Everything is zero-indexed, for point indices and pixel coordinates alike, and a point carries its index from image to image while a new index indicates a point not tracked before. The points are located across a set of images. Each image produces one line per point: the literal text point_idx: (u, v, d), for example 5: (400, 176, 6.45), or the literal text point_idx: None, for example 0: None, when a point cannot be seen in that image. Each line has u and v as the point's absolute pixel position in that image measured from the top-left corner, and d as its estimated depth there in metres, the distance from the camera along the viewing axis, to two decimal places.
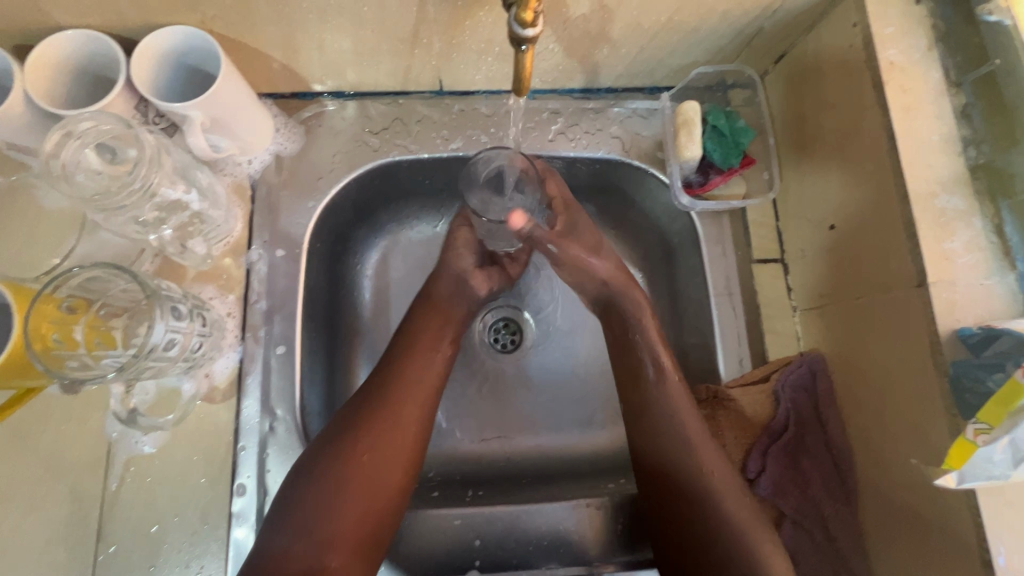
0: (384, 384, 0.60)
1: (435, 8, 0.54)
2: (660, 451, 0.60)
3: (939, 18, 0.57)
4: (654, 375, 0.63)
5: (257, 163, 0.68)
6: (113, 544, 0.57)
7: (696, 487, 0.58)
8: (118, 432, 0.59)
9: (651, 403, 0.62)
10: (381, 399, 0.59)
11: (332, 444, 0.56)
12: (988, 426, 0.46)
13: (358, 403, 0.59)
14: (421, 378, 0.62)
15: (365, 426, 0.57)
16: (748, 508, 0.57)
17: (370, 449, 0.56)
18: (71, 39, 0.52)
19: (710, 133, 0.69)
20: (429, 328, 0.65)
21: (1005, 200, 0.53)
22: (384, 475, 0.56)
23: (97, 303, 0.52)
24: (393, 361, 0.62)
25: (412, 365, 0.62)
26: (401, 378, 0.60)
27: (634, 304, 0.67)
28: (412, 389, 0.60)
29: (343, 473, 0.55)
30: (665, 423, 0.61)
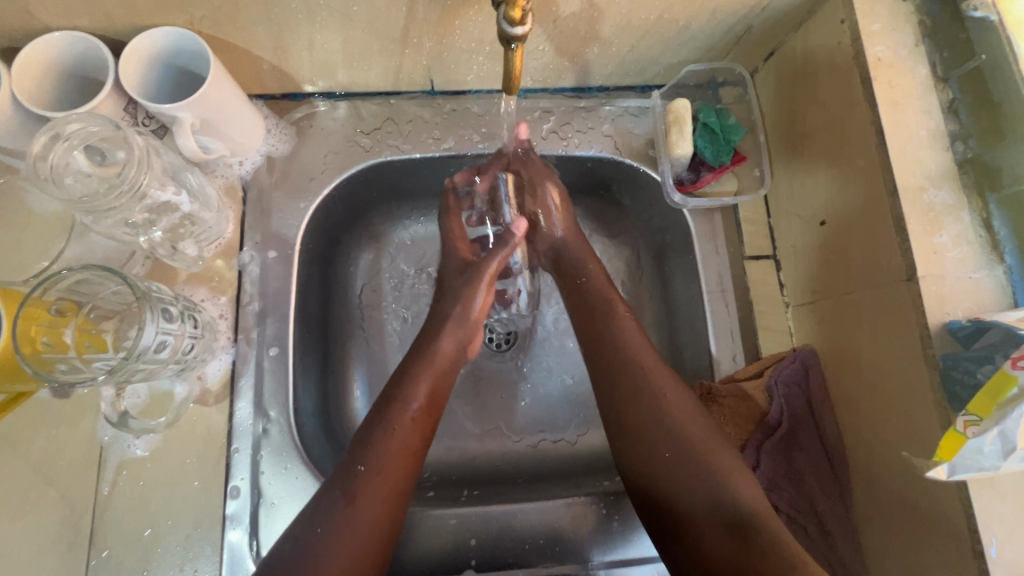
0: (354, 488, 0.50)
1: (425, 7, 0.54)
2: (654, 444, 0.55)
3: (926, 15, 0.58)
4: (643, 365, 0.58)
5: (249, 164, 0.68)
6: (106, 549, 0.57)
7: (696, 478, 0.52)
8: (110, 437, 0.59)
9: (609, 338, 0.61)
10: (350, 507, 0.50)
11: (286, 569, 0.46)
12: (978, 418, 0.46)
13: (320, 517, 0.49)
14: (397, 471, 0.52)
15: (330, 543, 0.48)
16: (712, 441, 0.54)
17: (336, 574, 0.47)
18: (60, 41, 0.52)
19: (700, 131, 0.69)
20: (403, 416, 0.55)
21: (993, 195, 0.53)
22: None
23: (87, 306, 0.52)
24: (364, 458, 0.52)
25: (387, 464, 0.52)
26: (380, 453, 0.52)
27: (578, 257, 0.68)
28: (387, 488, 0.51)
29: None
30: (659, 415, 0.55)
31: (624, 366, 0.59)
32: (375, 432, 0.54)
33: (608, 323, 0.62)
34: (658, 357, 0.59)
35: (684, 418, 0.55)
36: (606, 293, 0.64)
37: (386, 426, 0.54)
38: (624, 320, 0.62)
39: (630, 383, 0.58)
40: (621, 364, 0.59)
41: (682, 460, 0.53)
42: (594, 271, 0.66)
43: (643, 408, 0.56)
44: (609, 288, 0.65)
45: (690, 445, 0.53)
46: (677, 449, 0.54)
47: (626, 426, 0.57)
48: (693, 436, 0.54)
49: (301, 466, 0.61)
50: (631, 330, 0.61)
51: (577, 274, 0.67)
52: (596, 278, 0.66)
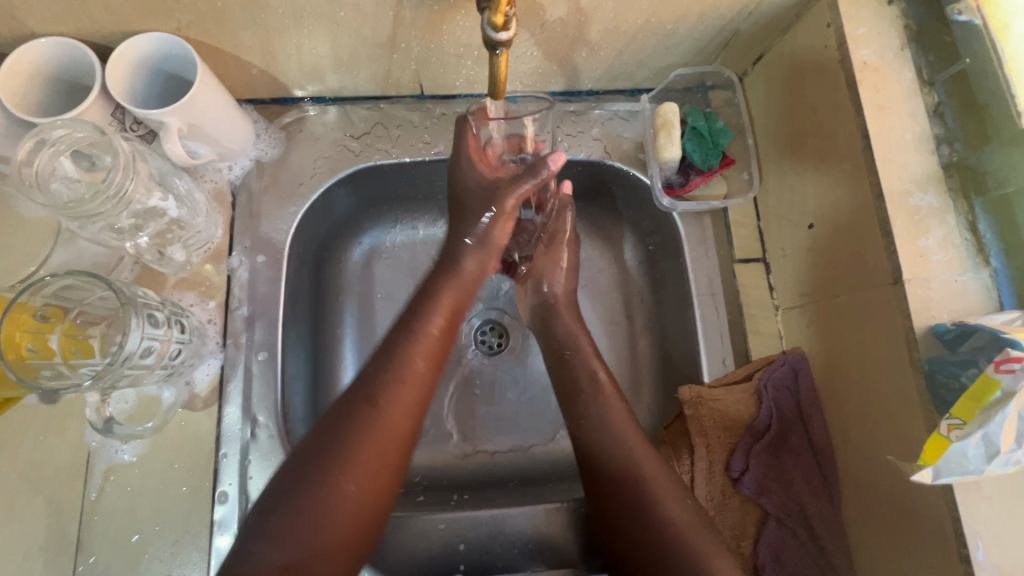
0: (377, 390, 0.52)
1: (412, 12, 0.55)
2: (637, 528, 0.53)
3: (911, 19, 0.58)
4: (624, 440, 0.58)
5: (238, 169, 0.68)
6: (93, 555, 0.57)
7: (678, 558, 0.50)
8: (97, 442, 0.59)
9: (592, 417, 0.61)
10: (374, 408, 0.51)
11: (309, 463, 0.48)
12: (962, 421, 0.46)
13: (346, 416, 0.50)
14: (420, 380, 0.54)
15: (354, 442, 0.49)
16: (695, 522, 0.52)
17: (358, 468, 0.49)
18: (47, 47, 0.52)
19: (689, 134, 0.69)
20: (425, 332, 0.56)
21: (978, 198, 0.53)
22: (371, 493, 0.49)
23: (74, 312, 0.52)
24: (387, 365, 0.54)
25: (412, 371, 0.54)
26: (403, 364, 0.54)
27: (567, 325, 0.68)
28: (409, 395, 0.53)
29: (323, 495, 0.47)
30: (639, 500, 0.54)
31: (606, 448, 0.58)
32: (400, 341, 0.55)
33: (592, 401, 0.62)
34: (643, 437, 0.59)
35: (670, 499, 0.54)
36: (587, 364, 0.65)
37: (412, 336, 0.56)
38: (609, 399, 0.62)
39: (611, 466, 0.57)
40: (603, 435, 0.59)
41: (665, 542, 0.52)
42: (585, 348, 0.66)
43: (627, 490, 0.55)
44: (598, 366, 0.65)
45: (670, 525, 0.52)
46: (658, 533, 0.52)
47: (611, 505, 0.56)
48: (676, 517, 0.52)
49: None
50: (616, 410, 0.61)
51: (564, 345, 0.67)
52: (588, 356, 0.66)
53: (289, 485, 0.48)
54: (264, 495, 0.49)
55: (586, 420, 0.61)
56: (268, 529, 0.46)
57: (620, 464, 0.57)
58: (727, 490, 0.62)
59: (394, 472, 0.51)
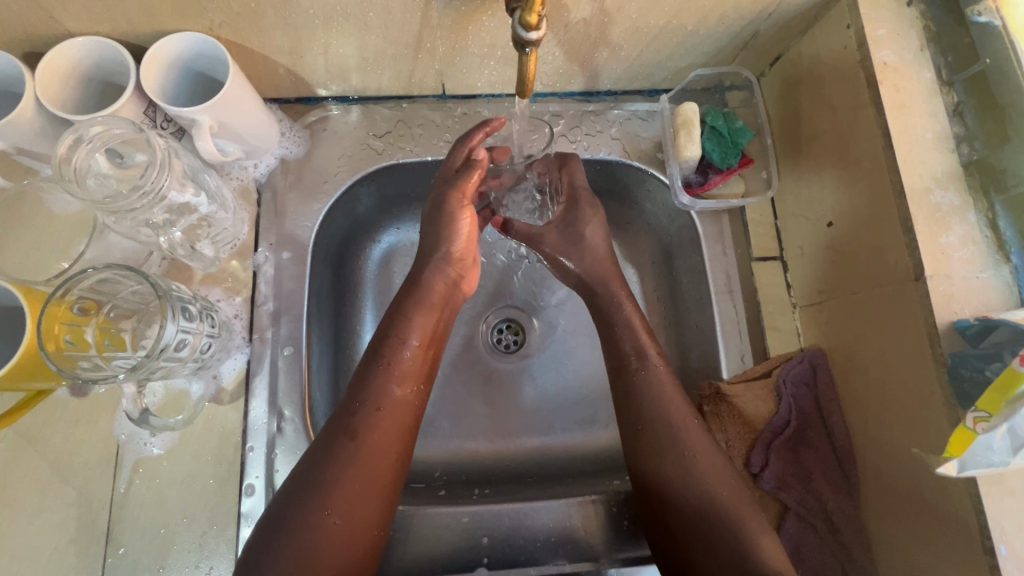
0: (354, 422, 0.53)
1: (440, 13, 0.56)
2: (677, 500, 0.56)
3: (930, 20, 0.59)
4: (672, 412, 0.59)
5: (263, 167, 0.69)
6: (122, 547, 0.57)
7: (724, 529, 0.53)
8: (126, 435, 0.59)
9: (636, 390, 0.61)
10: (352, 440, 0.52)
11: (295, 502, 0.50)
12: (988, 413, 0.46)
13: (325, 452, 0.52)
14: (399, 408, 0.54)
15: (333, 476, 0.51)
16: (738, 495, 0.55)
17: (340, 502, 0.50)
18: (83, 47, 0.53)
19: (708, 133, 0.70)
20: (398, 370, 0.56)
21: (999, 196, 0.54)
22: (357, 524, 0.50)
23: (107, 305, 0.53)
24: (361, 396, 0.54)
25: (383, 400, 0.54)
26: (374, 393, 0.54)
27: (613, 293, 0.67)
28: (388, 425, 0.54)
29: (310, 529, 0.49)
30: (688, 468, 0.56)
31: (654, 421, 0.59)
32: (372, 371, 0.56)
33: (640, 370, 0.62)
34: (690, 409, 0.60)
35: (713, 473, 0.56)
36: (638, 341, 0.64)
37: (386, 364, 0.56)
38: (662, 375, 0.62)
39: (659, 438, 0.58)
40: (652, 408, 0.60)
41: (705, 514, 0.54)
42: (632, 318, 0.65)
43: (679, 460, 0.57)
44: (649, 343, 0.64)
45: (721, 497, 0.55)
46: (705, 503, 0.55)
47: (655, 477, 0.58)
48: (728, 492, 0.55)
49: None
50: (670, 387, 0.61)
51: (611, 313, 0.66)
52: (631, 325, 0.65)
53: (278, 521, 0.49)
54: (256, 532, 0.50)
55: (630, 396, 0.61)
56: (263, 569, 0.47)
57: (665, 436, 0.58)
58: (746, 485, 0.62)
59: (384, 499, 0.53)
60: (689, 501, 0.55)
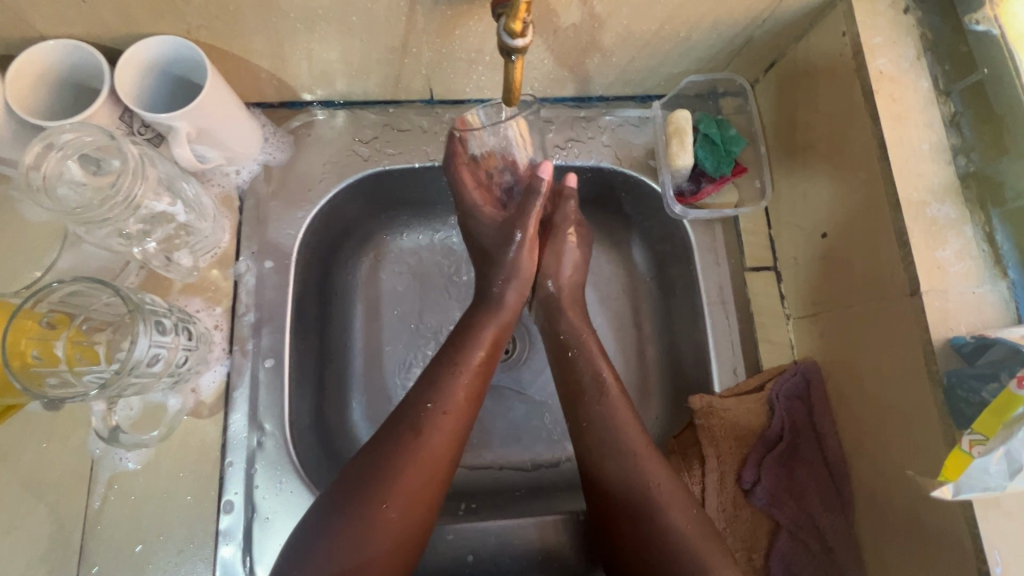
0: (421, 421, 0.53)
1: (424, 17, 0.54)
2: (641, 543, 0.54)
3: (927, 28, 0.57)
4: (642, 464, 0.57)
5: (246, 173, 0.68)
6: (95, 565, 0.56)
7: (664, 532, 0.53)
8: (101, 449, 0.57)
9: (597, 420, 0.59)
10: (417, 437, 0.52)
11: (352, 493, 0.50)
12: (984, 437, 0.45)
13: (388, 440, 0.52)
14: (462, 412, 0.55)
15: (393, 466, 0.51)
16: (699, 530, 0.54)
17: (397, 497, 0.50)
18: (54, 49, 0.51)
19: (701, 141, 0.68)
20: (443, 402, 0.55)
21: (996, 209, 0.53)
22: (410, 521, 0.50)
23: (80, 317, 0.51)
24: (433, 396, 0.55)
25: (438, 444, 0.53)
26: (447, 397, 0.55)
27: (573, 322, 0.66)
28: (451, 428, 0.54)
29: (362, 523, 0.48)
30: (648, 496, 0.55)
31: (628, 480, 0.56)
32: (443, 375, 0.57)
33: (599, 401, 0.60)
34: (649, 440, 0.59)
35: (674, 509, 0.55)
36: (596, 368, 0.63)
37: (450, 370, 0.57)
38: (630, 434, 0.58)
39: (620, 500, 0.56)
40: (620, 469, 0.57)
41: (666, 547, 0.53)
42: (611, 394, 0.61)
43: (612, 473, 0.57)
44: (629, 416, 0.60)
45: (654, 491, 0.55)
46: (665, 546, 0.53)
47: (621, 518, 0.55)
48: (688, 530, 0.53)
49: (296, 480, 0.60)
50: (637, 433, 0.58)
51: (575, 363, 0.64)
52: (612, 402, 0.60)
53: (347, 498, 0.49)
54: (305, 521, 0.50)
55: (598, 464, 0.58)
56: (308, 562, 0.47)
57: (620, 457, 0.57)
58: (738, 501, 0.61)
59: (434, 495, 0.53)
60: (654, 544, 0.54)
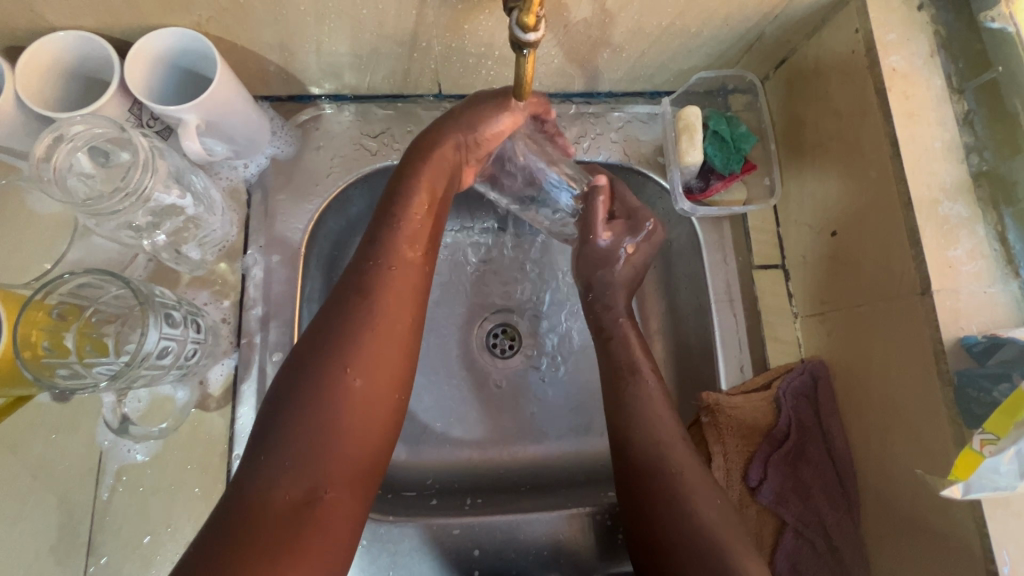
0: (367, 283, 0.51)
1: (434, 11, 0.54)
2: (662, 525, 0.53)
3: (941, 25, 0.57)
4: (670, 446, 0.57)
5: (254, 166, 0.67)
6: (104, 556, 0.56)
7: (693, 521, 0.52)
8: (110, 441, 0.58)
9: (624, 401, 0.61)
10: (365, 300, 0.50)
11: (300, 371, 0.47)
12: (995, 436, 0.45)
13: (335, 309, 0.50)
14: (410, 269, 0.53)
15: (344, 329, 0.48)
16: (729, 522, 0.52)
17: (360, 362, 0.47)
18: (64, 40, 0.51)
19: (710, 138, 0.68)
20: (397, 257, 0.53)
21: (1008, 208, 0.52)
22: (378, 390, 0.48)
23: (89, 309, 0.51)
24: (371, 255, 0.52)
25: (389, 295, 0.51)
26: (391, 253, 0.53)
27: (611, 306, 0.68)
28: (401, 283, 0.52)
29: (329, 395, 0.46)
30: (675, 482, 0.55)
31: (653, 458, 0.56)
32: (384, 233, 0.54)
33: (632, 385, 0.62)
34: (681, 429, 0.59)
35: (700, 495, 0.54)
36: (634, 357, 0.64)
37: (389, 222, 0.54)
38: (666, 428, 0.58)
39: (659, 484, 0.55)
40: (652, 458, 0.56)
41: (690, 537, 0.52)
42: (645, 379, 0.62)
43: (635, 454, 0.57)
44: (665, 410, 0.60)
45: (679, 473, 0.55)
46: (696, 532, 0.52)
47: (646, 498, 0.55)
48: (714, 520, 0.52)
49: None
50: (665, 417, 0.59)
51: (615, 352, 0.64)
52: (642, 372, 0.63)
53: (299, 376, 0.47)
54: (265, 406, 0.47)
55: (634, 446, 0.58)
56: (276, 450, 0.44)
57: (648, 440, 0.57)
58: (745, 499, 0.61)
59: (402, 379, 0.50)
60: (683, 527, 0.52)
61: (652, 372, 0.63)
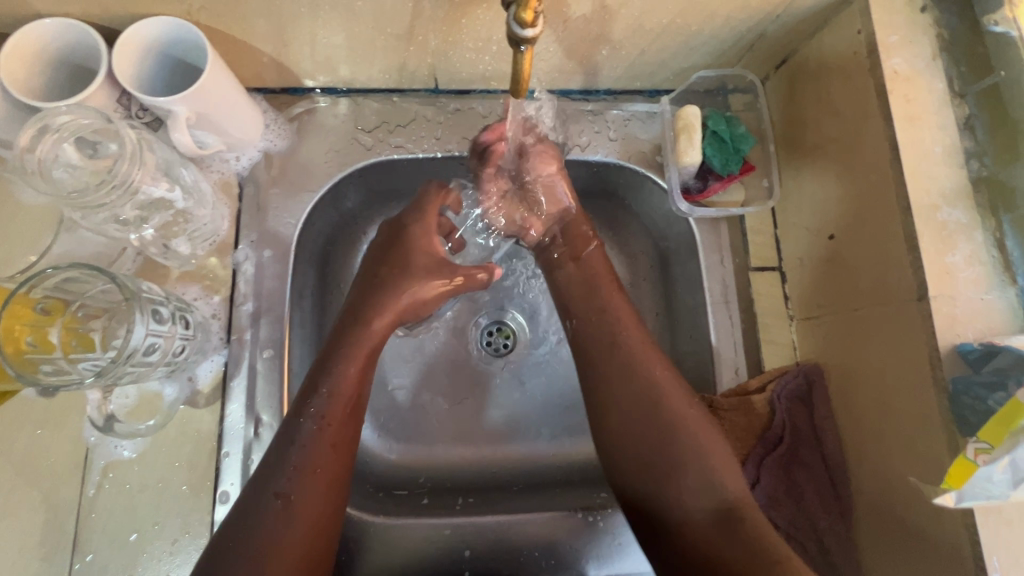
0: (310, 408, 0.51)
1: (431, 5, 0.53)
2: (636, 439, 0.53)
3: (944, 28, 0.56)
4: (646, 357, 0.56)
5: (246, 160, 0.66)
6: (89, 553, 0.56)
7: (679, 428, 0.52)
8: (96, 438, 0.58)
9: (583, 346, 0.59)
10: (310, 431, 0.50)
11: (255, 493, 0.47)
12: (988, 446, 0.45)
13: (285, 442, 0.49)
14: (354, 403, 0.53)
15: (293, 462, 0.48)
16: (703, 423, 0.53)
17: (303, 492, 0.48)
18: (51, 28, 0.50)
19: (710, 138, 0.67)
20: (343, 376, 0.53)
21: (1007, 215, 0.52)
22: (323, 493, 0.49)
23: (75, 304, 0.50)
24: (320, 382, 0.52)
25: (328, 439, 0.50)
26: (336, 380, 0.52)
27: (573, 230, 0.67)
28: (345, 413, 0.52)
29: (273, 522, 0.46)
30: (650, 393, 0.54)
31: (630, 371, 0.55)
32: (331, 361, 0.53)
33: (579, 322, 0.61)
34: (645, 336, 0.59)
35: (679, 403, 0.54)
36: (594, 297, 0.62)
37: (341, 361, 0.54)
38: (634, 336, 0.58)
39: (678, 447, 0.51)
40: (672, 422, 0.52)
41: (664, 445, 0.52)
42: (610, 290, 0.62)
43: (594, 378, 0.57)
44: (627, 314, 0.60)
45: (654, 381, 0.55)
46: (701, 460, 0.51)
47: (622, 414, 0.54)
48: (714, 445, 0.52)
49: None
50: (632, 325, 0.59)
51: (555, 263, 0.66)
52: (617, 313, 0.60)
53: (245, 515, 0.47)
54: (220, 532, 0.47)
55: (609, 369, 0.56)
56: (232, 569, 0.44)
57: (613, 346, 0.58)
58: None
59: (342, 487, 0.51)
60: (667, 442, 0.52)
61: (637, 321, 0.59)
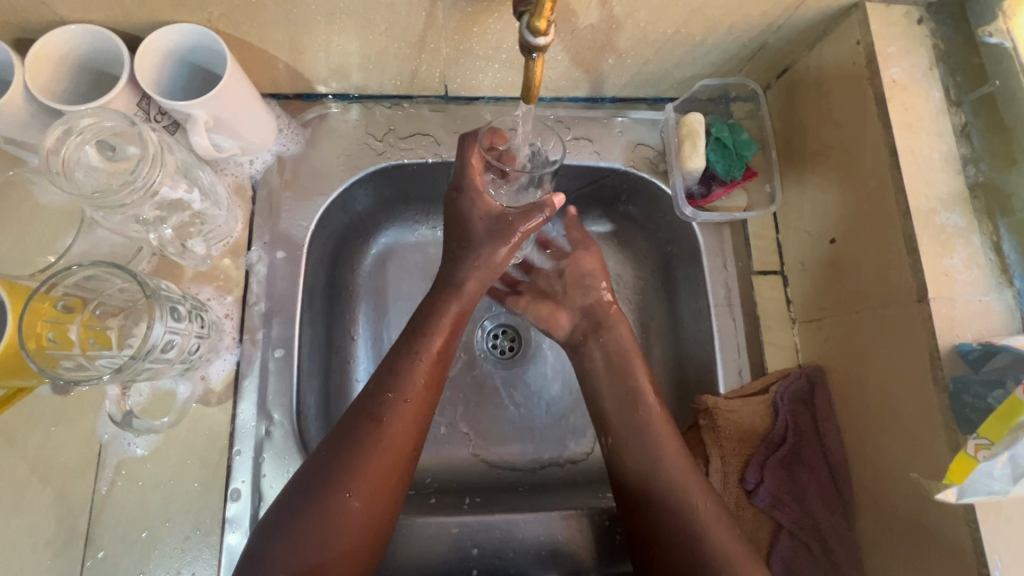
0: (382, 408, 0.53)
1: (444, 13, 0.54)
2: (661, 538, 0.56)
3: (940, 39, 0.58)
4: (676, 461, 0.58)
5: (259, 163, 0.68)
6: (102, 549, 0.56)
7: (699, 533, 0.55)
8: (109, 434, 0.58)
9: (627, 436, 0.61)
10: (377, 426, 0.52)
11: (319, 477, 0.50)
12: (989, 442, 0.46)
13: (348, 433, 0.52)
14: (422, 399, 0.55)
15: (355, 455, 0.51)
16: (726, 529, 0.55)
17: (362, 484, 0.50)
18: (76, 34, 0.51)
19: (712, 144, 0.69)
20: (412, 368, 0.56)
21: (1004, 219, 0.54)
22: (376, 505, 0.51)
23: (93, 303, 0.51)
24: (391, 385, 0.55)
25: (392, 442, 0.52)
26: (405, 381, 0.55)
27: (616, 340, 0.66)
28: (411, 411, 0.54)
29: (327, 510, 0.49)
30: (675, 497, 0.57)
31: (658, 471, 0.58)
32: (401, 361, 0.56)
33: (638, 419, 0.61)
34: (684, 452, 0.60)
35: (705, 507, 0.56)
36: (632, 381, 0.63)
37: (407, 356, 0.56)
38: (666, 438, 0.60)
39: (695, 552, 0.54)
40: (691, 526, 0.55)
41: (684, 548, 0.55)
42: (653, 413, 0.61)
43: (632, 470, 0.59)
44: (666, 429, 0.61)
45: (684, 489, 0.57)
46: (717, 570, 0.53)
47: (650, 516, 0.57)
48: (736, 553, 0.54)
49: None
50: (664, 426, 0.61)
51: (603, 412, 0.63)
52: (651, 427, 0.61)
53: (306, 490, 0.50)
54: (278, 501, 0.51)
55: (637, 466, 0.59)
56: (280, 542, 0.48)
57: (646, 446, 0.60)
58: (740, 501, 0.62)
59: (398, 490, 0.53)
60: (685, 544, 0.55)
61: (661, 422, 0.61)
